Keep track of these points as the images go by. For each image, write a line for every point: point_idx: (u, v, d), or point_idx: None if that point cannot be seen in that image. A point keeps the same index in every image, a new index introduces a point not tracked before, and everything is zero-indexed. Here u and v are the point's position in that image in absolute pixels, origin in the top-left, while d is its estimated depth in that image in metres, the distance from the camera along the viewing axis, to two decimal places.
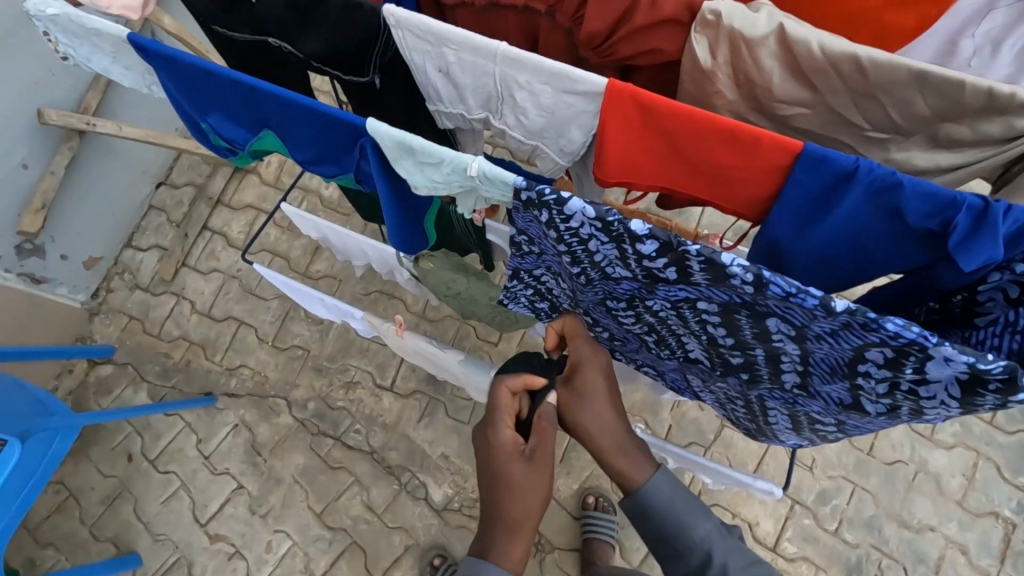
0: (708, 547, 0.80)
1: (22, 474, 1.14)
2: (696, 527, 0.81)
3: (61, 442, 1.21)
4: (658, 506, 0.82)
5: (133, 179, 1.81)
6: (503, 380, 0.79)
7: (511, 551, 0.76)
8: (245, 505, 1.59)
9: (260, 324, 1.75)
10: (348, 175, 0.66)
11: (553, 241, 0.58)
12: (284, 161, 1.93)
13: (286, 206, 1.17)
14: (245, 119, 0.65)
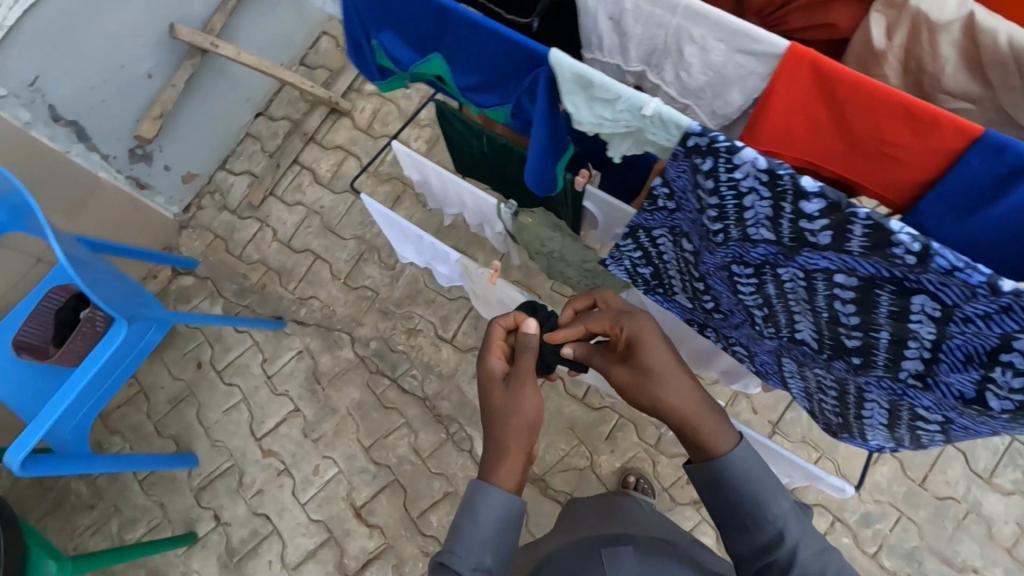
0: (783, 526, 0.73)
1: (120, 355, 1.24)
2: (774, 502, 0.74)
3: (154, 333, 1.31)
4: (735, 480, 0.76)
5: (236, 104, 1.88)
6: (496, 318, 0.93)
7: (500, 471, 0.80)
8: (299, 428, 1.67)
9: (335, 261, 1.81)
10: (505, 106, 0.69)
11: (702, 193, 0.60)
12: (378, 109, 1.97)
13: (395, 144, 1.21)
14: (417, 41, 0.69)
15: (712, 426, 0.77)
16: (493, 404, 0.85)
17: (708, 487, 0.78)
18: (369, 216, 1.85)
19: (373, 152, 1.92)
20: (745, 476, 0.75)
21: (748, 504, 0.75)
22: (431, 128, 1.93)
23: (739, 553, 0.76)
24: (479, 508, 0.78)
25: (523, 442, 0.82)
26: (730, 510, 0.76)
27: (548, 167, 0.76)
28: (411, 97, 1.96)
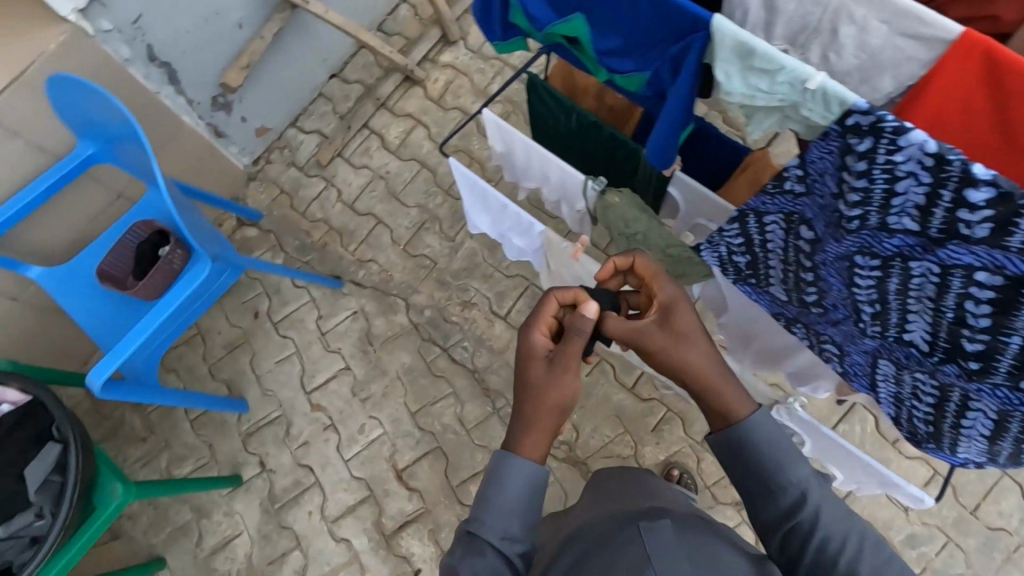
0: (804, 489, 0.77)
1: (195, 294, 1.27)
2: (794, 468, 0.78)
3: (228, 277, 1.33)
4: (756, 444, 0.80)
5: (314, 62, 1.90)
6: (555, 290, 0.87)
7: (527, 443, 0.83)
8: (349, 386, 1.70)
9: (397, 227, 1.83)
10: (642, 74, 0.69)
11: (847, 175, 0.60)
12: (451, 81, 1.98)
13: (487, 113, 1.21)
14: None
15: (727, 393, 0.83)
16: (533, 381, 0.84)
17: (732, 454, 0.82)
18: (433, 186, 1.86)
19: (442, 123, 1.92)
20: (761, 446, 0.80)
21: (766, 469, 0.79)
22: (502, 105, 1.93)
23: (764, 520, 0.79)
24: (505, 480, 0.81)
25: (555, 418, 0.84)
26: (744, 469, 0.81)
27: (672, 141, 0.76)
28: (485, 72, 1.96)
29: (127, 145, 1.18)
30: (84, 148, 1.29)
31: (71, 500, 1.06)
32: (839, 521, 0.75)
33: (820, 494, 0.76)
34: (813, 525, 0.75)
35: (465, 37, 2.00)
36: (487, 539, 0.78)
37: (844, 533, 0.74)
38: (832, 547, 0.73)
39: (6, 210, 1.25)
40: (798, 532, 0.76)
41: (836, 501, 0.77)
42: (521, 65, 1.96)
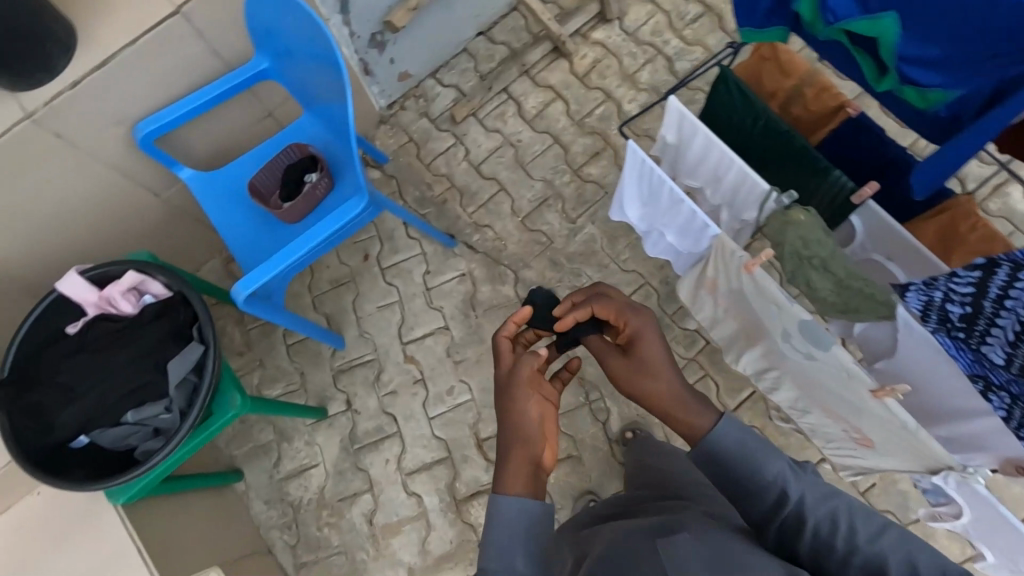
0: (783, 486, 0.82)
1: (343, 230, 1.27)
2: (769, 466, 0.85)
3: (368, 217, 1.31)
4: (724, 453, 0.89)
5: (468, 16, 1.87)
6: (501, 330, 1.02)
7: (511, 479, 0.89)
8: (444, 346, 1.69)
9: (518, 197, 1.80)
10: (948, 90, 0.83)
11: None
12: (599, 59, 1.91)
13: (673, 101, 1.15)
14: (873, 5, 0.84)
15: (696, 412, 0.94)
16: (509, 410, 0.94)
17: (710, 470, 0.90)
18: (562, 164, 1.82)
19: (582, 102, 1.87)
20: (734, 450, 0.89)
21: (743, 469, 0.87)
22: (649, 93, 1.85)
23: (752, 520, 0.83)
24: (500, 517, 0.86)
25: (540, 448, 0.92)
26: (722, 472, 0.89)
27: (947, 168, 0.86)
28: (636, 56, 1.89)
29: (316, 71, 1.20)
30: (259, 61, 1.30)
31: (202, 403, 1.09)
32: (821, 503, 0.79)
33: (799, 483, 0.82)
34: (800, 512, 0.78)
35: (622, 17, 1.93)
36: None
37: (830, 513, 0.77)
38: (826, 527, 0.75)
39: (180, 107, 1.28)
40: (788, 520, 0.78)
41: (814, 484, 0.82)
42: (674, 56, 1.88)
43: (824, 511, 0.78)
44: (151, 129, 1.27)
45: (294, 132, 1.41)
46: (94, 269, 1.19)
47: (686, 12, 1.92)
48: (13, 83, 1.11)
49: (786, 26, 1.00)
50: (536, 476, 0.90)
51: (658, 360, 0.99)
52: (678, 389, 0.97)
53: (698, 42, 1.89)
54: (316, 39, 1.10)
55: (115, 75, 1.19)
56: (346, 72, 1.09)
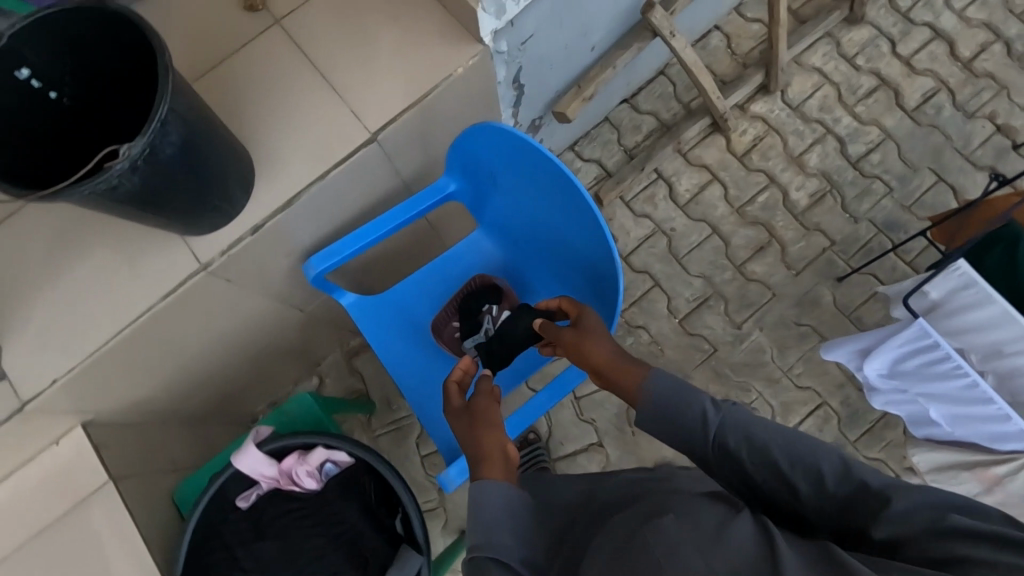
0: (705, 412, 0.82)
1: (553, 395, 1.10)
2: (692, 403, 0.83)
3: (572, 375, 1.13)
4: (659, 393, 0.85)
5: (620, 86, 1.68)
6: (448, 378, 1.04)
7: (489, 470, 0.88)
8: (598, 466, 1.53)
9: (675, 296, 1.62)
10: None
11: None
12: (759, 136, 1.72)
13: (966, 267, 0.97)
14: None
15: (630, 370, 0.90)
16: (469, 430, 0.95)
17: (651, 415, 0.85)
18: (723, 259, 1.64)
19: (743, 186, 1.69)
20: (666, 396, 0.85)
21: (674, 409, 0.84)
22: (819, 180, 1.67)
23: (695, 449, 0.82)
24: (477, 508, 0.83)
25: (500, 435, 0.93)
26: (657, 414, 0.85)
27: None
28: (802, 135, 1.71)
29: (537, 208, 1.03)
30: (447, 183, 1.11)
31: None
32: (741, 424, 0.80)
33: (720, 409, 0.82)
34: (723, 433, 0.80)
35: (785, 89, 1.74)
36: (487, 556, 0.79)
37: (747, 432, 0.79)
38: (748, 443, 0.78)
39: (358, 239, 1.09)
40: (719, 442, 0.80)
41: (736, 410, 0.82)
42: (847, 137, 1.69)
43: (744, 430, 0.79)
44: (326, 266, 1.08)
45: (469, 255, 1.23)
46: (274, 441, 1.04)
47: (858, 85, 1.73)
48: (189, 231, 0.93)
49: None
50: (507, 460, 0.90)
51: (592, 329, 0.95)
52: (613, 350, 0.93)
53: (873, 121, 1.70)
54: (562, 189, 0.94)
55: (296, 213, 1.00)
56: (604, 222, 0.91)
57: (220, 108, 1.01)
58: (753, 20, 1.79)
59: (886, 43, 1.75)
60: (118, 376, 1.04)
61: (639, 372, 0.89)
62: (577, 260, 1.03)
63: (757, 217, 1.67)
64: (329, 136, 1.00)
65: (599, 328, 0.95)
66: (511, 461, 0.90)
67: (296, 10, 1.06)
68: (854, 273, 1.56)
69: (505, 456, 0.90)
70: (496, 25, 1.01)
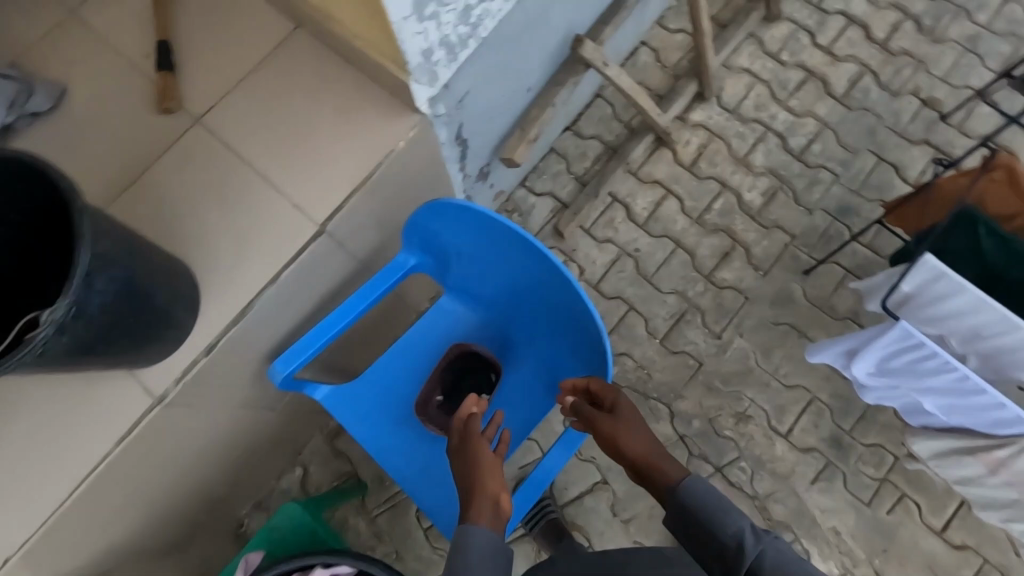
0: (742, 539, 0.77)
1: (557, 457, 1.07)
2: (730, 524, 0.79)
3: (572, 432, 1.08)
4: (691, 500, 0.83)
5: (561, 117, 1.66)
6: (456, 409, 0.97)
7: (477, 513, 0.85)
8: (608, 505, 1.49)
9: (652, 316, 1.61)
10: None
11: None
12: (704, 144, 1.73)
13: (934, 261, 0.99)
14: None
15: (669, 466, 0.88)
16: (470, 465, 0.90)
17: (678, 515, 0.83)
18: (691, 271, 1.64)
19: (697, 195, 1.69)
20: (698, 504, 0.83)
21: (705, 518, 0.81)
22: (768, 178, 1.69)
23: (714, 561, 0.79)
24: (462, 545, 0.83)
25: (499, 481, 0.89)
26: (686, 516, 0.83)
27: None
28: (744, 136, 1.73)
29: (504, 269, 0.99)
30: (407, 258, 1.05)
31: None
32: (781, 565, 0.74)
33: (760, 540, 0.77)
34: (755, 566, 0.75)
35: (719, 93, 1.76)
36: None
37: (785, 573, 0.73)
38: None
39: (321, 334, 1.01)
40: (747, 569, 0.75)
41: (779, 548, 0.76)
42: (786, 132, 1.72)
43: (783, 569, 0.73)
44: (292, 367, 1.00)
45: (441, 325, 1.17)
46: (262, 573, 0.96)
47: (787, 79, 1.77)
48: (135, 367, 0.85)
49: None
50: (497, 508, 0.86)
51: (629, 422, 0.93)
52: (647, 444, 0.91)
53: (808, 113, 1.74)
54: (529, 248, 0.90)
55: (251, 323, 0.93)
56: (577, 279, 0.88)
57: (149, 224, 0.94)
58: (677, 31, 1.81)
59: (806, 35, 1.80)
60: (80, 533, 0.94)
61: (674, 476, 0.87)
62: (554, 315, 0.98)
63: (717, 223, 1.67)
64: (273, 236, 0.93)
65: (635, 420, 0.93)
66: (502, 512, 0.87)
67: (215, 105, 0.99)
68: (820, 265, 1.58)
69: (495, 501, 0.87)
70: (431, 92, 0.96)
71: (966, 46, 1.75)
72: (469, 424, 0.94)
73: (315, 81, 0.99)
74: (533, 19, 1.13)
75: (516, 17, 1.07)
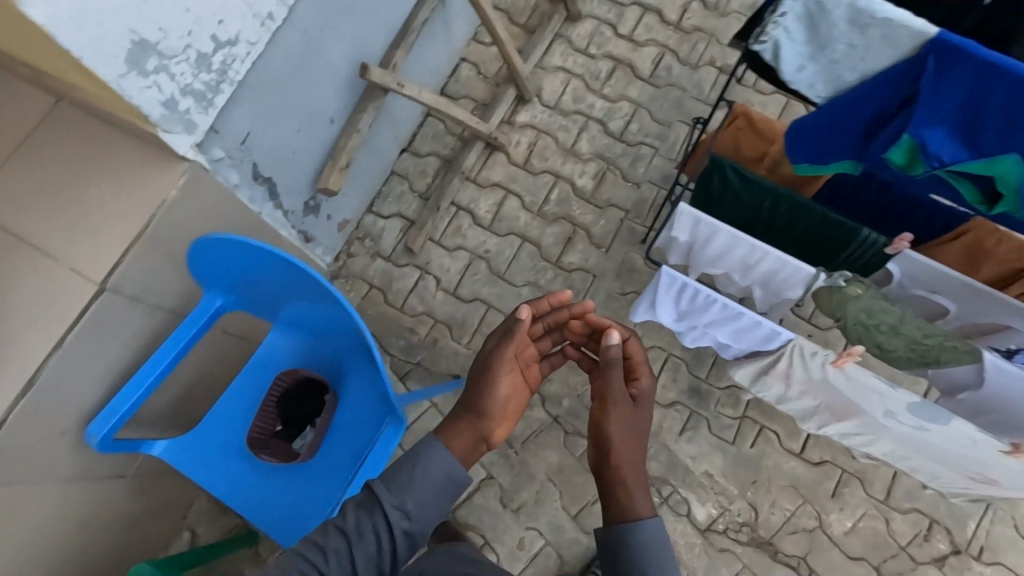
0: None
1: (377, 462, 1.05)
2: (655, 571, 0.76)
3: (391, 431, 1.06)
4: (636, 539, 0.78)
5: (390, 141, 1.73)
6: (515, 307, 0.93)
7: (456, 437, 0.85)
8: (496, 498, 1.54)
9: (511, 310, 1.68)
10: None
11: None
12: (534, 141, 1.84)
13: (687, 208, 1.10)
14: (989, 145, 0.74)
15: (642, 493, 0.82)
16: (485, 377, 0.89)
17: (614, 541, 0.79)
18: (540, 260, 1.72)
19: (534, 190, 1.79)
20: (644, 543, 0.78)
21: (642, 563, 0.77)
22: (596, 162, 1.81)
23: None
24: (425, 461, 0.80)
25: (495, 419, 0.88)
26: (626, 548, 0.78)
27: None
28: (568, 128, 1.84)
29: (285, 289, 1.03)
30: (212, 300, 1.09)
31: None
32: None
33: None
34: None
35: (539, 93, 1.88)
36: (380, 508, 0.76)
37: None
38: None
39: (132, 391, 1.03)
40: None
41: None
42: (605, 117, 1.85)
43: None
44: (108, 428, 1.02)
45: (268, 357, 1.19)
46: None
47: (598, 70, 1.90)
48: None
49: (853, 158, 0.90)
50: (476, 445, 0.86)
51: (637, 419, 0.90)
52: (637, 452, 0.87)
53: (622, 97, 1.87)
54: (279, 260, 0.94)
55: (43, 393, 0.94)
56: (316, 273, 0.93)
57: None
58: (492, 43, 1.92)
59: (608, 28, 1.94)
60: None
61: (636, 509, 0.81)
62: (334, 317, 1.02)
63: (556, 209, 1.77)
64: (53, 304, 0.95)
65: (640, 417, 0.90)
66: (478, 452, 0.87)
67: None
68: (651, 232, 1.69)
69: (478, 436, 0.86)
70: (191, 139, 1.01)
71: (748, 14, 1.93)
72: (504, 343, 0.90)
73: (78, 147, 1.02)
74: (301, 55, 1.20)
75: (276, 57, 1.14)
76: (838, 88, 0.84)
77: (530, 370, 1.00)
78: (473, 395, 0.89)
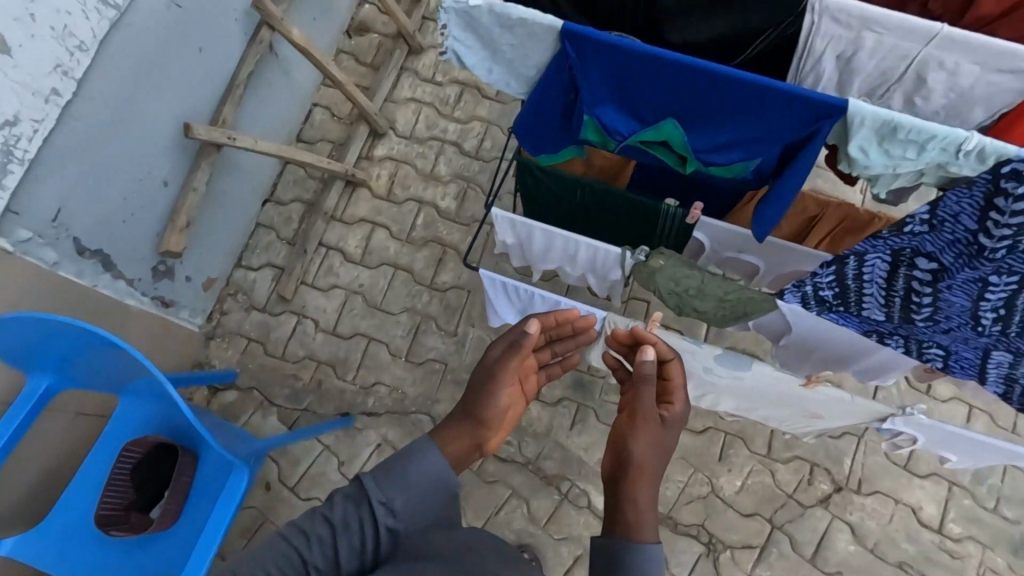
0: None
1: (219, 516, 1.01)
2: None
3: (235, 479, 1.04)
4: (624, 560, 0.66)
5: (247, 194, 1.74)
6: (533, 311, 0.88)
7: (454, 438, 0.75)
8: None
9: (391, 339, 1.69)
10: (749, 160, 0.89)
11: (942, 237, 0.74)
12: (394, 172, 1.89)
13: (498, 213, 1.14)
14: (650, 116, 0.87)
15: (648, 515, 0.70)
16: (491, 379, 0.80)
17: (603, 558, 0.68)
18: (414, 285, 1.75)
19: (400, 219, 1.83)
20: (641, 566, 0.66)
21: None
22: (456, 182, 1.86)
23: None
24: (423, 456, 0.71)
25: (494, 427, 0.78)
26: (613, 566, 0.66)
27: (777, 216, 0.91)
28: (426, 155, 1.90)
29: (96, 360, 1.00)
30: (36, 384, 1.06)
31: None
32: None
33: None
34: None
35: (393, 126, 1.93)
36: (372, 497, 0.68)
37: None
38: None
39: None
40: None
41: None
42: (459, 139, 1.91)
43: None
44: None
45: (115, 430, 1.15)
46: None
47: (446, 96, 1.96)
48: None
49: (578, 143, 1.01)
50: (471, 451, 0.76)
51: (661, 436, 0.78)
52: (654, 471, 0.75)
53: (472, 118, 1.94)
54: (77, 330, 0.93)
55: None
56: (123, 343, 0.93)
57: None
58: None
59: None
60: None
61: (639, 529, 0.69)
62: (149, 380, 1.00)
63: (424, 233, 1.81)
64: None
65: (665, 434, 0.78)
66: (471, 460, 0.77)
67: None
68: None
69: (475, 441, 0.77)
70: None
71: None
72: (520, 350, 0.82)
73: None
74: (109, 123, 1.21)
75: (73, 131, 1.14)
76: (527, 83, 0.90)
77: (529, 380, 0.90)
78: (473, 397, 0.79)
